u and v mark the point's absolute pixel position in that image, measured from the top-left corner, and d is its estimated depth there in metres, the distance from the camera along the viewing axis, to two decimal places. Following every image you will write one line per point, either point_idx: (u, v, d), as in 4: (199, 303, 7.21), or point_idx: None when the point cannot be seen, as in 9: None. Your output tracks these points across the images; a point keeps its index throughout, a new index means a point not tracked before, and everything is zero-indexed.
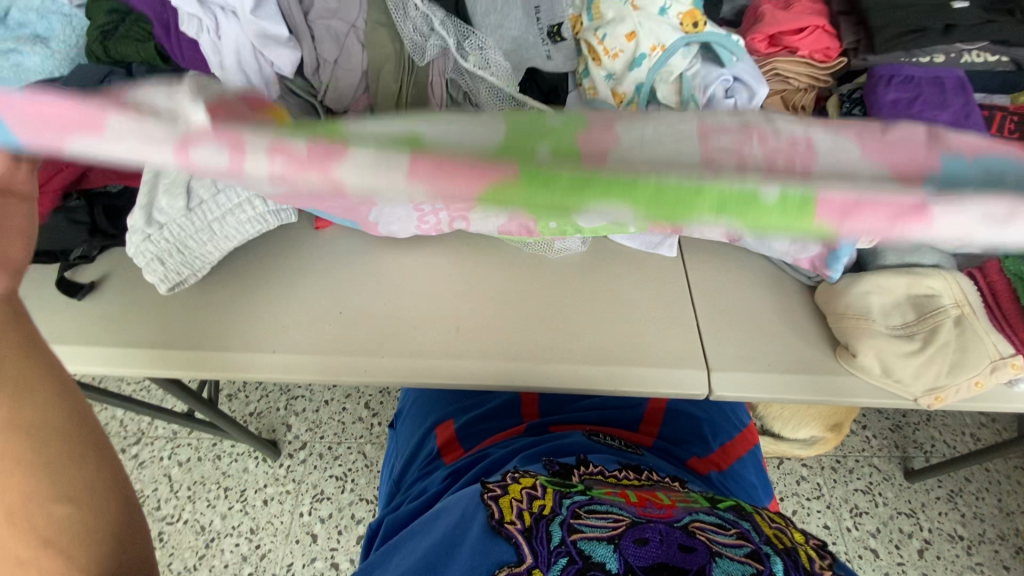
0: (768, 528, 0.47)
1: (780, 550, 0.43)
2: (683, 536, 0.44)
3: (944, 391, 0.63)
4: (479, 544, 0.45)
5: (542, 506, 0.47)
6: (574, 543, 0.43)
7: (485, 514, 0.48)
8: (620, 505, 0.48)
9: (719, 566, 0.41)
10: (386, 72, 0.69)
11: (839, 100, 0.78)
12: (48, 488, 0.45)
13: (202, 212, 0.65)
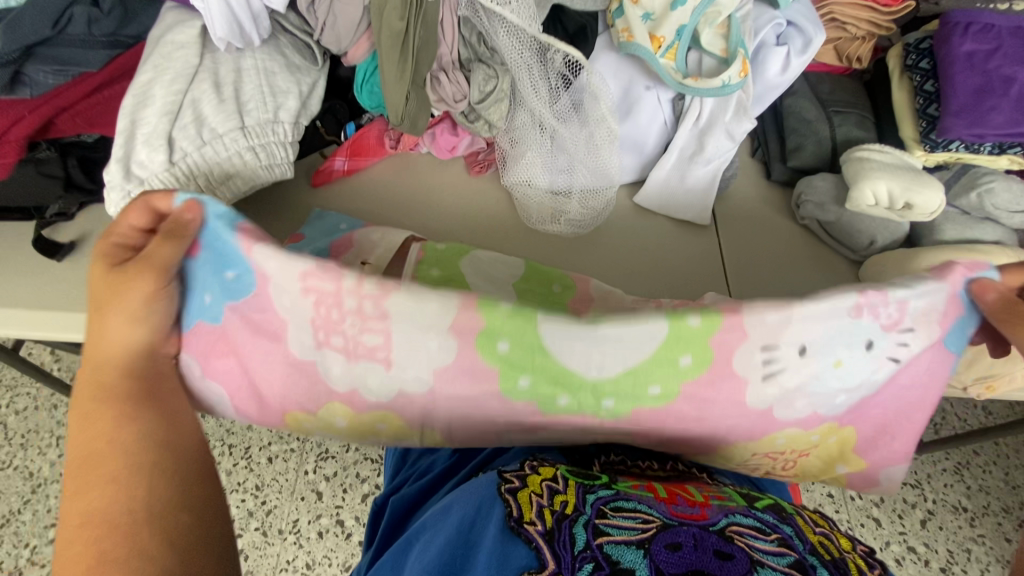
0: (812, 533, 0.46)
1: (826, 562, 0.42)
2: (719, 540, 0.42)
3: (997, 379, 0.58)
4: (496, 550, 0.42)
5: (564, 503, 0.45)
6: (599, 546, 0.41)
7: (502, 509, 0.45)
8: (649, 502, 0.46)
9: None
10: (390, 8, 0.59)
11: (903, 49, 0.69)
12: (181, 497, 0.45)
13: (185, 168, 0.58)
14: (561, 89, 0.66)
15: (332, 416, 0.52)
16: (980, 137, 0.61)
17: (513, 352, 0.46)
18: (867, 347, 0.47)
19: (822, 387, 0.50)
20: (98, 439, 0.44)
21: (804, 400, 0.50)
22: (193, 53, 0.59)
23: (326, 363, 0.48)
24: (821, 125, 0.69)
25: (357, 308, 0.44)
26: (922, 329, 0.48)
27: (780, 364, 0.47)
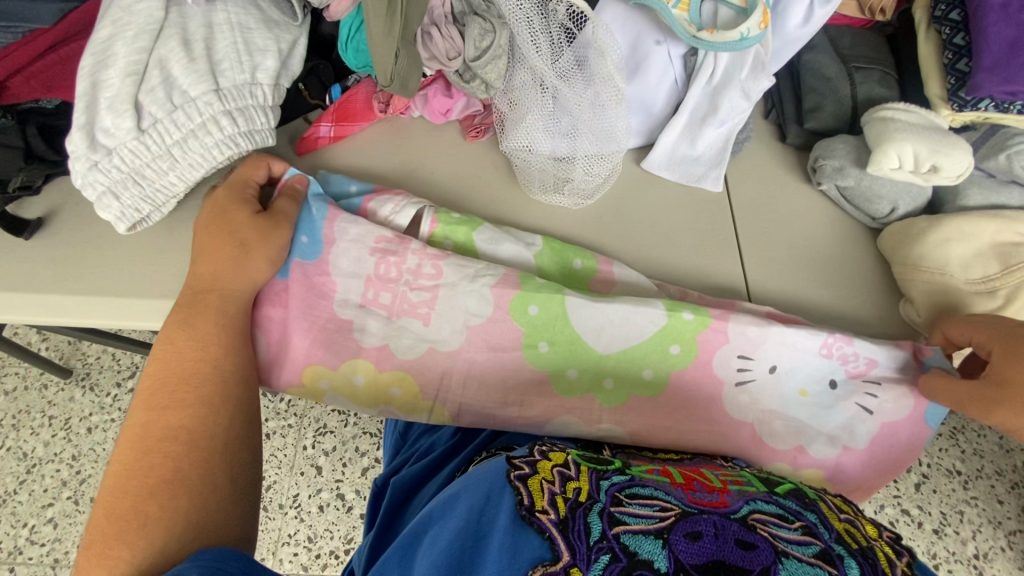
0: (837, 521, 0.43)
1: (854, 553, 0.40)
2: (741, 529, 0.40)
3: None
4: (507, 539, 0.39)
5: (577, 490, 0.43)
6: (616, 537, 0.39)
7: (513, 498, 0.42)
8: (666, 489, 0.44)
9: (787, 568, 0.37)
10: None
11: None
12: (196, 440, 0.46)
13: (157, 135, 0.54)
14: (563, 44, 0.61)
15: (353, 373, 0.57)
16: (1012, 95, 0.56)
17: (542, 315, 0.57)
18: (831, 386, 0.58)
19: (802, 415, 0.58)
20: (174, 359, 0.49)
21: (781, 423, 0.58)
22: (156, 6, 0.53)
23: (366, 320, 0.57)
24: (841, 83, 0.64)
25: (414, 267, 0.57)
26: (887, 387, 0.58)
27: (757, 388, 0.58)
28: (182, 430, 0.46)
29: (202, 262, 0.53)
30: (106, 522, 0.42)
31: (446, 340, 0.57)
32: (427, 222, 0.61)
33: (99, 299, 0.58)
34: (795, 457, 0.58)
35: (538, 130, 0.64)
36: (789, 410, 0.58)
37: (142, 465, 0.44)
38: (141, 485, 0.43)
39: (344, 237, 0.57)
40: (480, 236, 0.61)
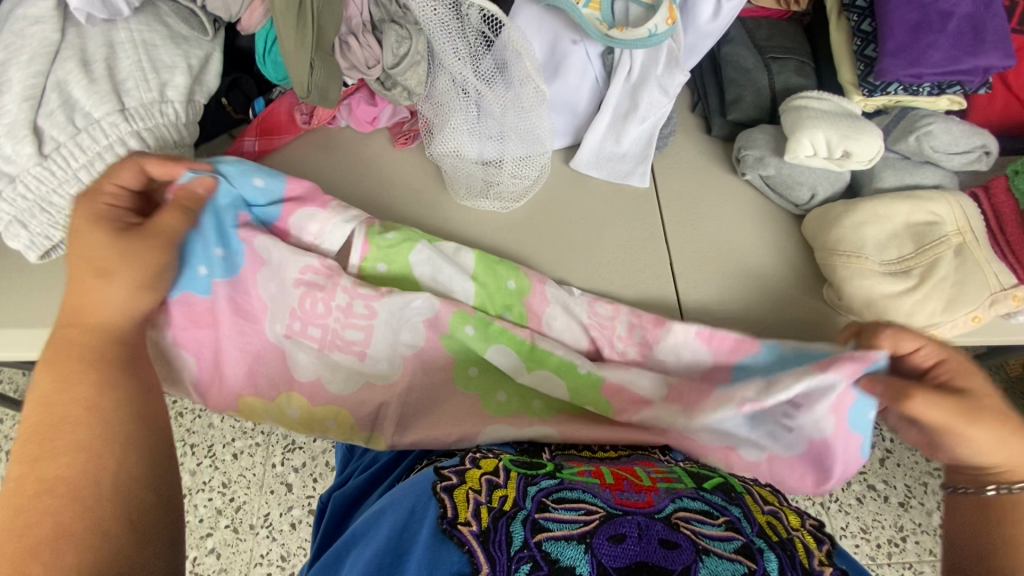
0: (761, 514, 0.44)
1: (774, 545, 0.40)
2: (664, 528, 0.40)
3: (939, 329, 0.56)
4: (427, 554, 0.39)
5: (503, 498, 0.43)
6: (538, 546, 0.38)
7: (437, 509, 0.42)
8: (594, 491, 0.43)
9: (707, 566, 0.37)
10: None
11: None
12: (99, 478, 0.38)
13: (62, 161, 0.52)
14: (482, 50, 0.61)
15: (288, 407, 0.58)
16: (918, 77, 0.58)
17: (480, 375, 0.59)
18: (749, 425, 0.55)
19: (727, 441, 0.56)
20: (61, 390, 0.41)
21: (707, 436, 0.56)
22: (52, 28, 0.52)
23: (297, 354, 0.58)
24: (759, 74, 0.66)
25: (344, 307, 0.58)
26: (815, 416, 0.53)
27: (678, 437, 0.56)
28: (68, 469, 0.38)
29: (69, 293, 0.45)
30: None
31: (386, 374, 0.59)
32: (358, 250, 0.59)
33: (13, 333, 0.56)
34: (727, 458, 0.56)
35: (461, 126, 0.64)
36: (718, 441, 0.56)
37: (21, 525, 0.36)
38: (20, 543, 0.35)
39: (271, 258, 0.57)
40: (417, 271, 0.60)
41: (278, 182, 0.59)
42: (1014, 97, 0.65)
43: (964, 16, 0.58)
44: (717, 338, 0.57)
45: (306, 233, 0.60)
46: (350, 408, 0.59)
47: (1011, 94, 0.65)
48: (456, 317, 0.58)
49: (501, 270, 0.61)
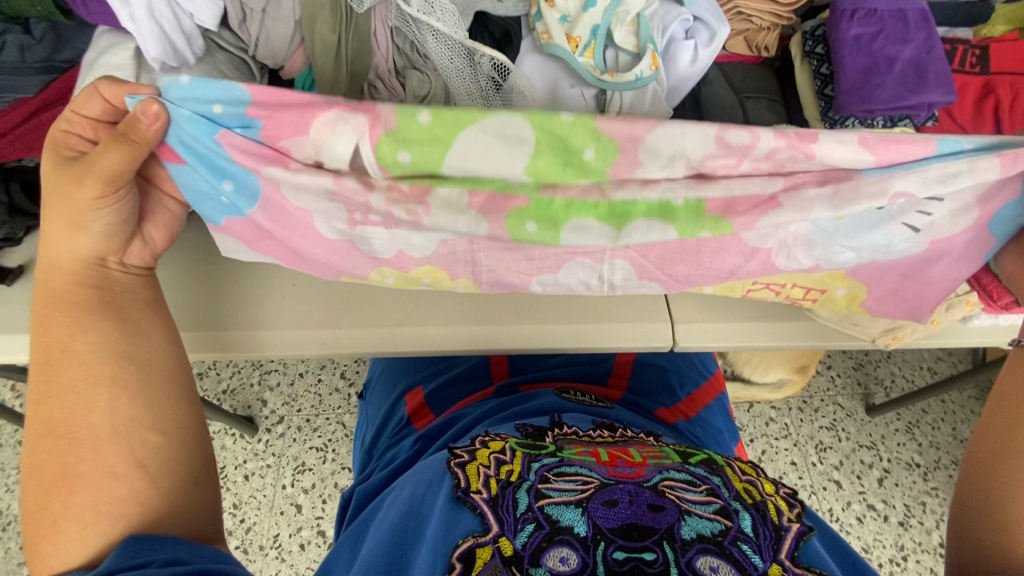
0: (738, 482, 0.50)
1: (749, 506, 0.46)
2: (652, 494, 0.46)
3: (901, 331, 0.66)
4: (445, 517, 0.46)
5: (509, 472, 0.49)
6: (541, 508, 0.45)
7: (452, 482, 0.49)
8: (590, 466, 0.50)
9: (688, 523, 0.43)
10: (321, 23, 0.64)
11: (802, 37, 0.75)
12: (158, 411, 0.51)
13: None
14: (492, 92, 0.69)
15: (382, 276, 0.62)
16: (870, 112, 0.66)
17: (539, 227, 0.53)
18: (880, 213, 0.53)
19: (829, 244, 0.56)
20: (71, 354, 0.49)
21: (803, 253, 0.57)
22: (128, 75, 0.60)
23: (370, 236, 0.57)
24: (736, 110, 0.75)
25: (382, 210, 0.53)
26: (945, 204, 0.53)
27: (789, 222, 0.53)
28: (128, 412, 0.49)
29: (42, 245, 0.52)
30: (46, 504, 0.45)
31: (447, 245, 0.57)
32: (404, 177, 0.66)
33: None
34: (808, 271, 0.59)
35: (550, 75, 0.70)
36: (826, 234, 0.55)
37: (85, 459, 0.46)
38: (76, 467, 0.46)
39: None
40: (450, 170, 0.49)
41: (254, 119, 0.47)
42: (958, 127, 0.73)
43: (908, 59, 0.67)
44: (885, 148, 0.48)
45: (303, 154, 0.49)
46: (438, 264, 0.60)
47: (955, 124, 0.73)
48: (513, 220, 0.53)
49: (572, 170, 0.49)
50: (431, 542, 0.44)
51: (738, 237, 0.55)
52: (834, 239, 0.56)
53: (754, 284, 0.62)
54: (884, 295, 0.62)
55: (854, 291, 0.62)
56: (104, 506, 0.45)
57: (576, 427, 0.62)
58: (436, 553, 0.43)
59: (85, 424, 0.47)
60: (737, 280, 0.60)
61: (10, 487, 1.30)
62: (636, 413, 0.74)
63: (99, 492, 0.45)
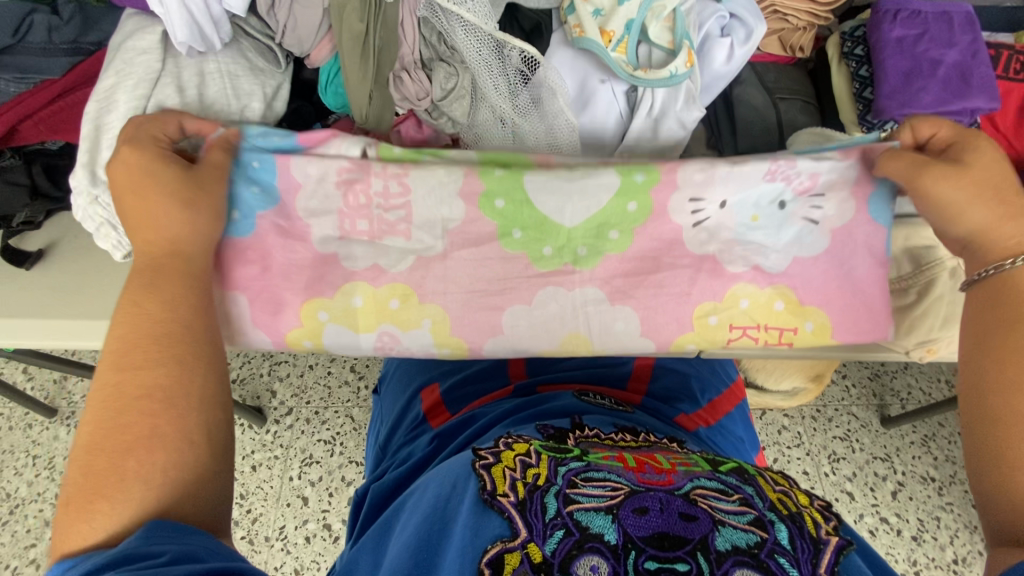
0: (772, 492, 0.48)
1: (784, 518, 0.44)
2: (684, 503, 0.44)
3: (935, 344, 0.65)
4: (471, 522, 0.45)
5: (536, 475, 0.48)
6: (569, 515, 0.44)
7: (478, 484, 0.48)
8: (618, 472, 0.48)
9: (723, 534, 0.42)
10: (349, 11, 0.62)
11: (840, 38, 0.73)
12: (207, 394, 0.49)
13: None
14: (519, 85, 0.69)
15: (350, 297, 0.63)
16: (912, 117, 0.64)
17: (507, 208, 0.63)
18: (783, 208, 0.63)
19: (756, 240, 0.64)
20: (137, 321, 0.49)
21: (737, 255, 0.64)
22: (154, 58, 0.60)
23: (350, 248, 0.63)
24: (768, 111, 0.73)
25: (380, 189, 0.62)
26: (830, 196, 0.62)
27: (710, 228, 0.64)
28: (183, 391, 0.48)
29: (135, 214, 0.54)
30: (83, 479, 0.43)
31: (430, 246, 0.63)
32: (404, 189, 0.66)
33: (90, 322, 0.62)
34: (754, 276, 0.64)
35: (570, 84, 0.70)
36: (746, 235, 0.64)
37: (140, 431, 0.45)
38: (115, 445, 0.44)
39: (307, 179, 0.61)
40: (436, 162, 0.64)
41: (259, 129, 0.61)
42: (1001, 135, 0.71)
43: (952, 63, 0.65)
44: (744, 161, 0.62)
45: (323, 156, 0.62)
46: (411, 283, 0.64)
47: (998, 132, 0.71)
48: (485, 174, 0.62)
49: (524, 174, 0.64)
50: (455, 550, 0.44)
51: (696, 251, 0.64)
52: (757, 243, 0.64)
53: (731, 325, 0.65)
54: (843, 316, 0.64)
55: (821, 323, 0.64)
56: (139, 487, 0.43)
57: (597, 429, 0.61)
58: (462, 557, 0.43)
59: (144, 398, 0.46)
60: (703, 312, 0.65)
61: (19, 470, 1.30)
62: (656, 418, 0.72)
63: (143, 466, 0.44)
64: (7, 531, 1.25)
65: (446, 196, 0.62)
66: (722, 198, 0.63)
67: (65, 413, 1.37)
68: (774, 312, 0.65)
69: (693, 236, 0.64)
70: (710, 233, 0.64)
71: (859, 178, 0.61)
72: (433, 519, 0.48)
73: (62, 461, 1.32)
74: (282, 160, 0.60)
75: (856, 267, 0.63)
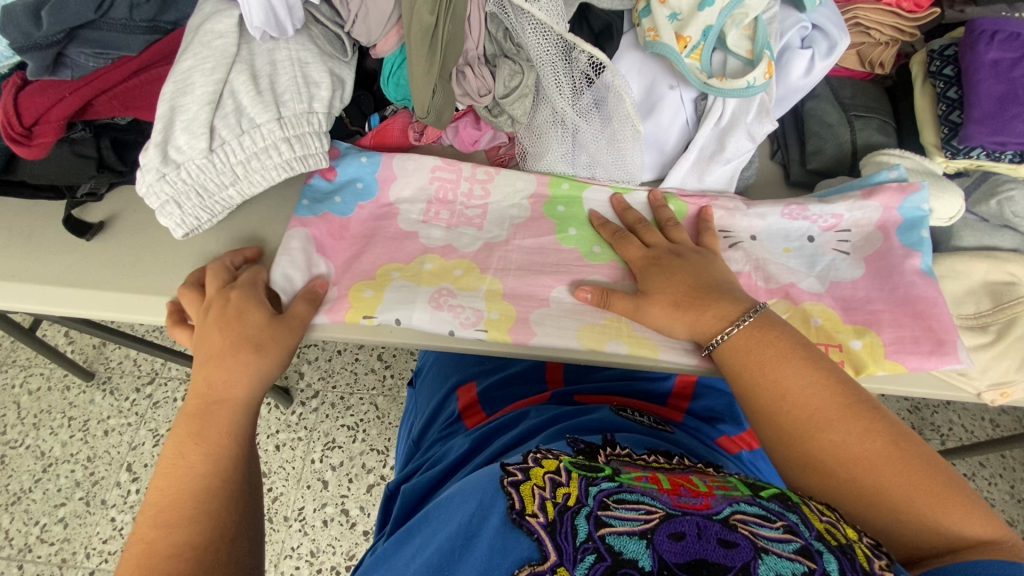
0: (818, 520, 0.45)
1: (834, 549, 0.42)
2: (723, 528, 0.43)
3: (1011, 387, 0.60)
4: (496, 541, 0.45)
5: (567, 495, 0.46)
6: (602, 539, 0.43)
7: (506, 504, 0.46)
8: (652, 494, 0.46)
9: (766, 563, 0.40)
10: (420, 3, 0.58)
11: (927, 56, 0.70)
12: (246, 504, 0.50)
13: (225, 155, 0.61)
14: (583, 86, 0.67)
15: (423, 263, 0.65)
16: (1001, 145, 0.62)
17: (567, 212, 0.70)
18: (809, 240, 0.64)
19: (789, 266, 0.63)
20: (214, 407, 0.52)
21: (777, 266, 0.63)
22: (231, 42, 0.60)
23: (430, 230, 0.68)
24: (842, 129, 0.70)
25: (467, 190, 0.70)
26: (858, 234, 0.64)
27: (747, 248, 0.64)
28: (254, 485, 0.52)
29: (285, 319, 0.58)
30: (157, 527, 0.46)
31: (496, 235, 0.68)
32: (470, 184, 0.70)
33: (146, 297, 0.63)
34: (789, 292, 0.61)
35: (632, 69, 0.68)
36: (778, 261, 0.64)
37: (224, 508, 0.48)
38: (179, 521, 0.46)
39: (403, 173, 0.70)
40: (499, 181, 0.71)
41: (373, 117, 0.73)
42: None
43: None
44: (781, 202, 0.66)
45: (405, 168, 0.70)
46: (475, 259, 0.66)
47: None
48: (552, 181, 0.71)
49: (579, 193, 0.71)
50: (473, 564, 0.44)
51: (756, 269, 0.63)
52: (789, 262, 0.63)
53: None
54: (899, 341, 0.58)
55: (870, 340, 0.58)
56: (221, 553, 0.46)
57: (629, 449, 0.59)
58: (490, 573, 0.43)
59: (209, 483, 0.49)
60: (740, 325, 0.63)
61: (54, 431, 1.35)
62: (698, 438, 0.69)
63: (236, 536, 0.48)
64: (41, 488, 1.29)
65: (515, 199, 0.70)
66: (748, 228, 0.65)
67: (101, 378, 1.40)
68: (812, 327, 0.59)
69: (729, 250, 0.64)
70: (749, 257, 0.64)
71: (884, 220, 0.63)
72: (457, 533, 0.47)
73: (95, 425, 1.36)
74: (387, 157, 0.70)
75: (912, 282, 0.60)
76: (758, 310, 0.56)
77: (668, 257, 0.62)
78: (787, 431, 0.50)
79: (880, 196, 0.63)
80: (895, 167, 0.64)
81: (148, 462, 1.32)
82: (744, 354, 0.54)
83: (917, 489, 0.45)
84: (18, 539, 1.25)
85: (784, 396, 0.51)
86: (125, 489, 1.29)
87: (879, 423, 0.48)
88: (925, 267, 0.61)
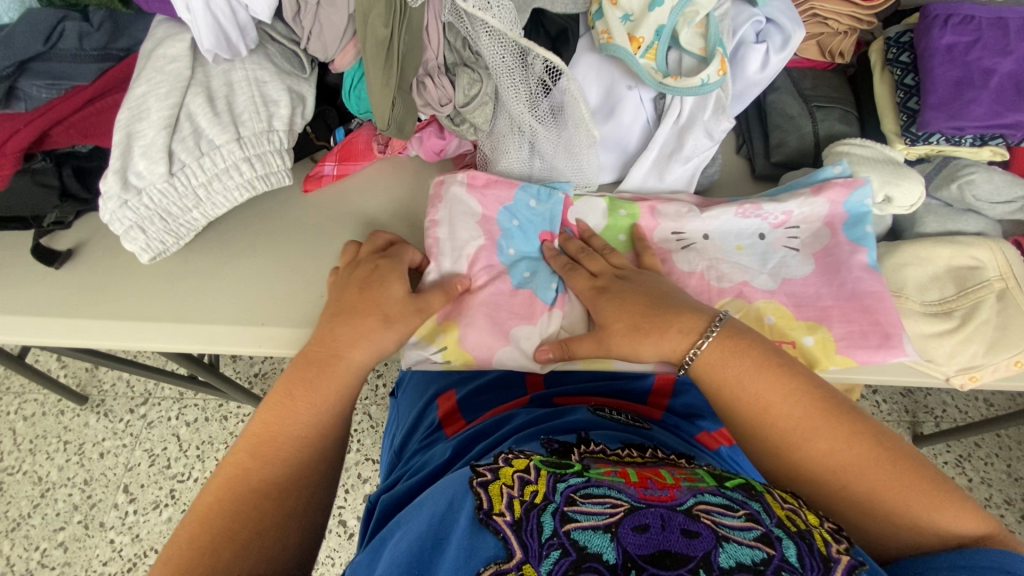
0: (780, 508, 0.46)
1: (792, 535, 0.43)
2: (686, 519, 0.43)
3: (979, 371, 0.60)
4: (463, 544, 0.44)
5: (533, 492, 0.46)
6: (566, 534, 0.42)
7: (474, 502, 0.47)
8: (619, 486, 0.46)
9: (727, 552, 0.40)
10: (375, 14, 0.58)
11: (884, 44, 0.70)
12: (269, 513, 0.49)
13: (185, 177, 0.61)
14: (541, 93, 0.67)
15: None
16: (959, 130, 0.62)
17: None
18: (760, 238, 0.64)
19: (742, 263, 0.63)
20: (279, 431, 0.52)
21: (727, 265, 0.63)
22: (185, 66, 0.61)
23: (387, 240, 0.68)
24: (803, 120, 0.70)
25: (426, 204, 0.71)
26: (808, 230, 0.64)
27: (698, 248, 0.64)
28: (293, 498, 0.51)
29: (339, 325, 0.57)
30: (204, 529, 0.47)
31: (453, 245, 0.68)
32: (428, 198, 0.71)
33: (116, 323, 0.63)
34: (741, 291, 0.62)
35: (589, 70, 0.68)
36: (730, 259, 0.64)
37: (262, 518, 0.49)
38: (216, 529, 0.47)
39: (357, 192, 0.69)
40: None
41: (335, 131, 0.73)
42: None
43: (1006, 73, 0.61)
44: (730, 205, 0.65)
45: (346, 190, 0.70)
46: None
47: None
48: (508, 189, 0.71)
49: None
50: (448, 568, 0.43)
51: (720, 269, 0.63)
52: (737, 259, 0.64)
53: None
54: (867, 335, 0.58)
55: (821, 337, 0.59)
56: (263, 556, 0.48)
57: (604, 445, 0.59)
58: None
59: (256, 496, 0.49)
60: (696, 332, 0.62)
61: (51, 455, 1.35)
62: (676, 434, 0.69)
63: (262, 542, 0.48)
64: (40, 513, 1.30)
65: None
66: (702, 226, 0.65)
67: (95, 402, 1.41)
68: (765, 325, 0.60)
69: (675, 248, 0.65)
70: (705, 257, 0.64)
71: (831, 215, 0.64)
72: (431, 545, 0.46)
73: (91, 448, 1.36)
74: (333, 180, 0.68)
75: (858, 278, 0.61)
76: (722, 319, 0.55)
77: (624, 280, 0.60)
78: (769, 444, 0.51)
79: (829, 190, 0.63)
80: (839, 163, 0.65)
81: (145, 482, 1.32)
82: (719, 367, 0.53)
83: (909, 492, 0.46)
84: (20, 565, 1.25)
85: (766, 409, 0.50)
86: (123, 510, 1.29)
87: (863, 429, 0.49)
88: (873, 263, 0.61)
